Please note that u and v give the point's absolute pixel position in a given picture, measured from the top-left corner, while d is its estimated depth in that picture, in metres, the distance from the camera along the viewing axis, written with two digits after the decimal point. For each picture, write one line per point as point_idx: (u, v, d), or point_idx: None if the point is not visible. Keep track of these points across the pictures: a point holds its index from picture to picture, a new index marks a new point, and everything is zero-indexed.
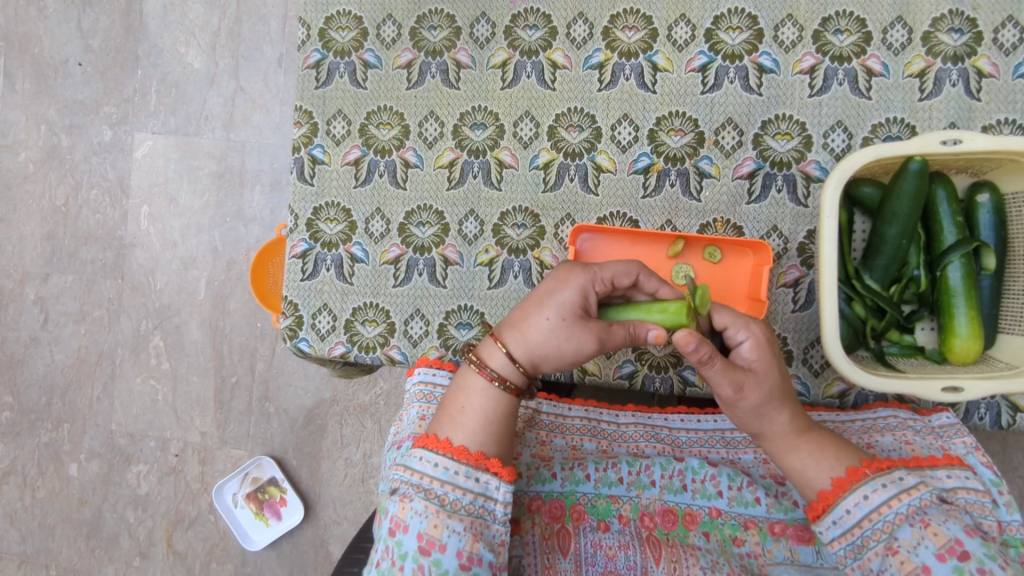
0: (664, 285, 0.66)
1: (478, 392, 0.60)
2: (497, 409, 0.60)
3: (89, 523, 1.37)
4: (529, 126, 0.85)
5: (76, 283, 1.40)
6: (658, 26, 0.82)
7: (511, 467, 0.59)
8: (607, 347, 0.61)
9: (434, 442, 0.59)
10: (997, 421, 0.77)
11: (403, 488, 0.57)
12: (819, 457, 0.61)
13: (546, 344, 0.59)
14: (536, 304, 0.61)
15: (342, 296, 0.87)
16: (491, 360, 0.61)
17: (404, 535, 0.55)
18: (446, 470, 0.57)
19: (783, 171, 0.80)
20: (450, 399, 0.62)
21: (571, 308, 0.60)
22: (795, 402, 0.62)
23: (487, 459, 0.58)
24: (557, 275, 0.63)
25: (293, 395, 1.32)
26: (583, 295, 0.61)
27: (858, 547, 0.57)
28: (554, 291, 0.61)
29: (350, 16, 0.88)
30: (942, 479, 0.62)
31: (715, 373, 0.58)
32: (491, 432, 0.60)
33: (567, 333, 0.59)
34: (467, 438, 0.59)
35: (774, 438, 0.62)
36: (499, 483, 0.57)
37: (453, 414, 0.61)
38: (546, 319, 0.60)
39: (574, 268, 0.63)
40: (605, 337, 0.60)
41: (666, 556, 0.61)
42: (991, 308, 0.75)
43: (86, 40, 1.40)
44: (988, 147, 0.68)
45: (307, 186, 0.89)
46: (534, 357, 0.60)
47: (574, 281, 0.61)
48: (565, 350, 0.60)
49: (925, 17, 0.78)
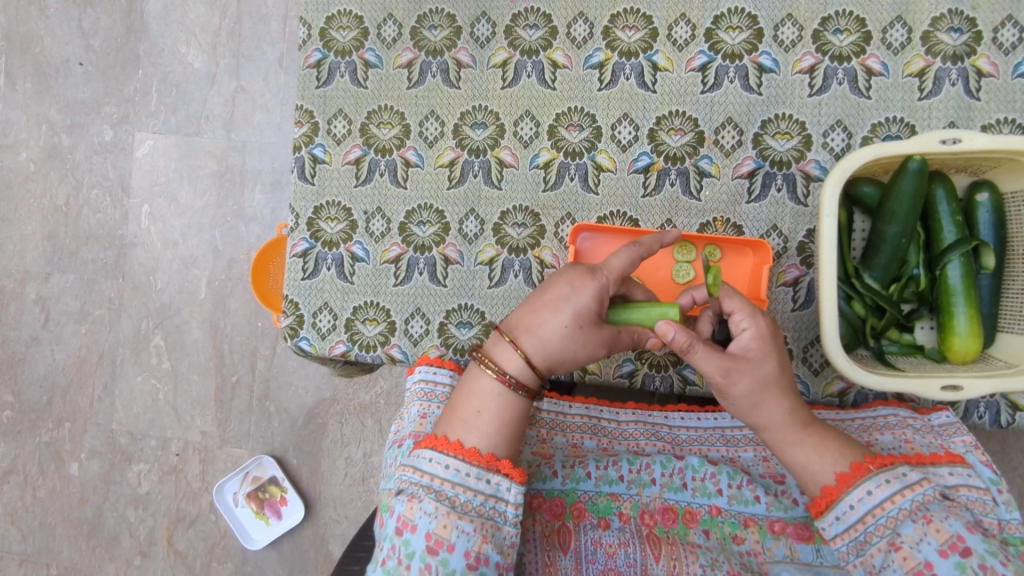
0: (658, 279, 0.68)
1: (494, 396, 0.60)
2: (512, 412, 0.60)
3: (90, 522, 1.37)
4: (530, 125, 0.85)
5: (77, 282, 1.40)
6: (658, 26, 0.82)
7: (520, 467, 0.60)
8: (614, 350, 0.65)
9: (445, 443, 0.59)
10: (996, 420, 0.77)
11: (411, 489, 0.57)
12: (823, 451, 0.61)
13: (564, 349, 0.61)
14: (551, 308, 0.61)
15: (342, 295, 0.87)
16: (509, 366, 0.61)
17: (412, 535, 0.56)
18: (457, 472, 0.57)
19: (783, 171, 0.80)
20: (460, 401, 0.61)
21: (587, 315, 0.61)
22: (796, 394, 0.62)
23: (499, 461, 0.58)
24: (569, 279, 0.63)
25: (294, 394, 1.32)
26: (599, 301, 0.62)
27: (861, 543, 0.58)
28: (572, 296, 0.61)
29: (350, 16, 0.88)
30: (945, 476, 0.62)
31: (703, 358, 0.59)
32: (506, 434, 0.60)
33: (585, 339, 0.61)
34: (480, 441, 0.59)
35: (771, 429, 0.62)
36: (511, 484, 0.58)
37: (466, 417, 0.60)
38: (565, 325, 0.61)
39: (586, 272, 0.63)
40: (614, 342, 0.64)
41: (666, 554, 0.61)
42: (990, 307, 0.75)
43: (87, 40, 1.41)
44: (988, 146, 0.68)
45: (307, 185, 0.89)
46: (551, 362, 0.61)
47: (590, 287, 0.62)
48: (581, 355, 0.62)
49: (925, 17, 0.78)
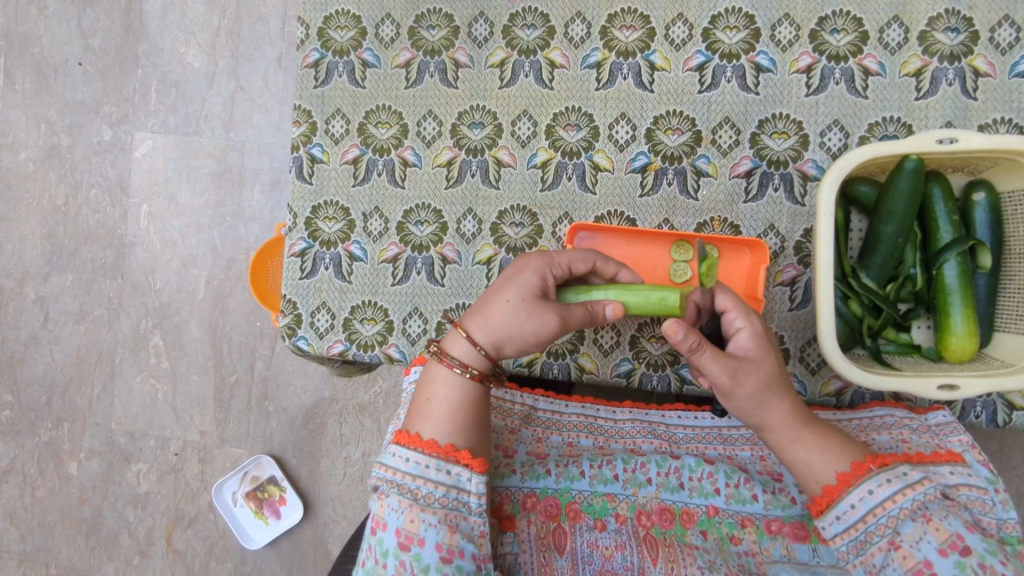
0: (622, 267, 0.71)
1: (443, 381, 0.60)
2: (463, 395, 0.59)
3: (89, 522, 1.37)
4: (528, 125, 0.86)
5: (76, 282, 1.40)
6: (656, 25, 0.83)
7: (482, 458, 0.58)
8: (569, 326, 0.61)
9: (405, 436, 0.58)
10: (993, 419, 0.77)
11: (381, 486, 0.57)
12: (824, 449, 0.61)
13: (508, 325, 0.60)
14: (495, 289, 0.62)
15: (340, 294, 0.88)
16: (454, 349, 0.60)
17: (384, 533, 0.55)
18: (417, 464, 0.57)
19: (780, 170, 0.80)
20: (418, 393, 0.61)
21: (529, 290, 0.61)
22: (795, 392, 0.63)
23: (457, 451, 0.57)
24: (515, 263, 0.64)
25: (293, 394, 1.32)
26: (542, 278, 0.63)
27: (861, 542, 0.58)
28: (515, 275, 0.62)
29: (349, 15, 0.88)
30: (945, 476, 0.62)
31: (708, 360, 0.59)
32: (459, 421, 0.59)
33: (529, 312, 0.60)
34: (435, 431, 0.58)
35: (775, 428, 0.61)
36: (471, 474, 0.57)
37: (421, 407, 0.60)
38: (506, 301, 0.60)
39: (532, 255, 0.65)
40: (566, 314, 0.61)
41: (664, 556, 0.61)
42: (987, 307, 0.75)
43: (87, 40, 1.41)
44: (985, 145, 0.68)
45: (305, 184, 0.89)
46: (496, 340, 0.60)
47: (532, 265, 0.63)
48: (527, 330, 0.60)
49: (922, 17, 0.78)
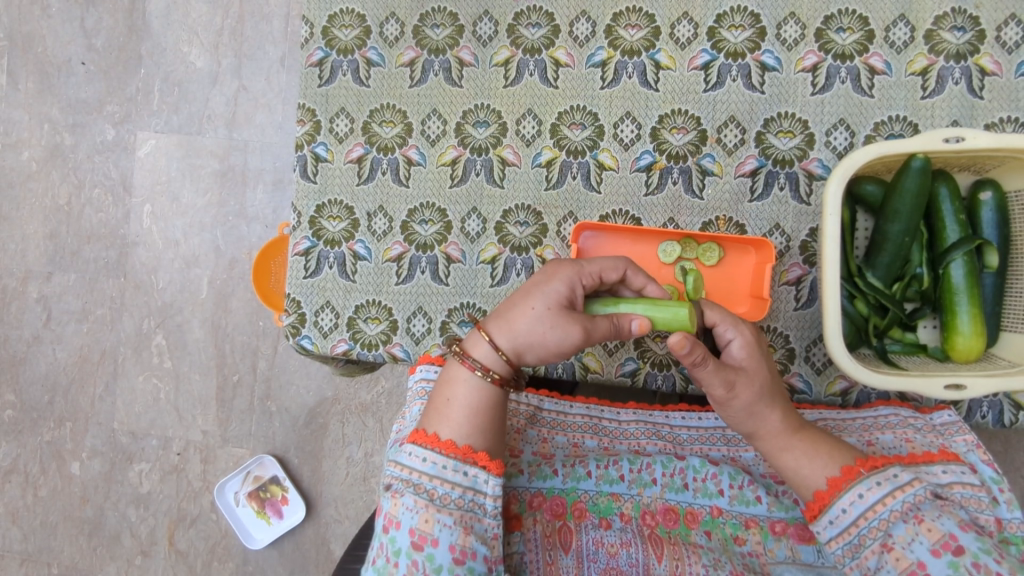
0: (651, 281, 0.69)
1: (463, 383, 0.59)
2: (483, 401, 0.59)
3: (90, 521, 1.37)
4: (532, 123, 0.85)
5: (79, 282, 1.40)
6: (661, 24, 0.82)
7: (499, 459, 0.59)
8: (592, 339, 0.60)
9: (421, 436, 0.58)
10: (999, 419, 0.77)
11: (395, 484, 0.57)
12: (813, 455, 0.61)
13: (531, 332, 0.59)
14: (523, 296, 0.61)
15: (344, 294, 0.87)
16: (475, 352, 0.60)
17: (397, 532, 0.55)
18: (433, 464, 0.56)
19: (786, 170, 0.80)
20: (436, 391, 0.61)
21: (556, 299, 0.60)
22: (788, 402, 0.63)
23: (474, 453, 0.57)
24: (545, 270, 0.64)
25: (295, 394, 1.32)
26: (571, 288, 0.62)
27: (855, 545, 0.57)
28: (543, 283, 0.61)
29: (353, 14, 0.88)
30: (938, 475, 0.62)
31: (706, 374, 0.58)
32: (477, 424, 0.58)
33: (554, 322, 0.59)
34: (453, 432, 0.58)
35: (766, 437, 0.62)
36: (487, 476, 0.57)
37: (439, 407, 0.60)
38: (532, 308, 0.59)
39: (563, 263, 0.64)
40: (590, 328, 0.60)
41: (669, 554, 0.61)
42: (993, 307, 0.75)
43: (89, 40, 1.41)
44: (993, 143, 0.68)
45: (309, 183, 0.89)
46: (519, 346, 0.59)
47: (562, 274, 0.62)
48: (551, 340, 0.59)
49: (928, 15, 0.78)
